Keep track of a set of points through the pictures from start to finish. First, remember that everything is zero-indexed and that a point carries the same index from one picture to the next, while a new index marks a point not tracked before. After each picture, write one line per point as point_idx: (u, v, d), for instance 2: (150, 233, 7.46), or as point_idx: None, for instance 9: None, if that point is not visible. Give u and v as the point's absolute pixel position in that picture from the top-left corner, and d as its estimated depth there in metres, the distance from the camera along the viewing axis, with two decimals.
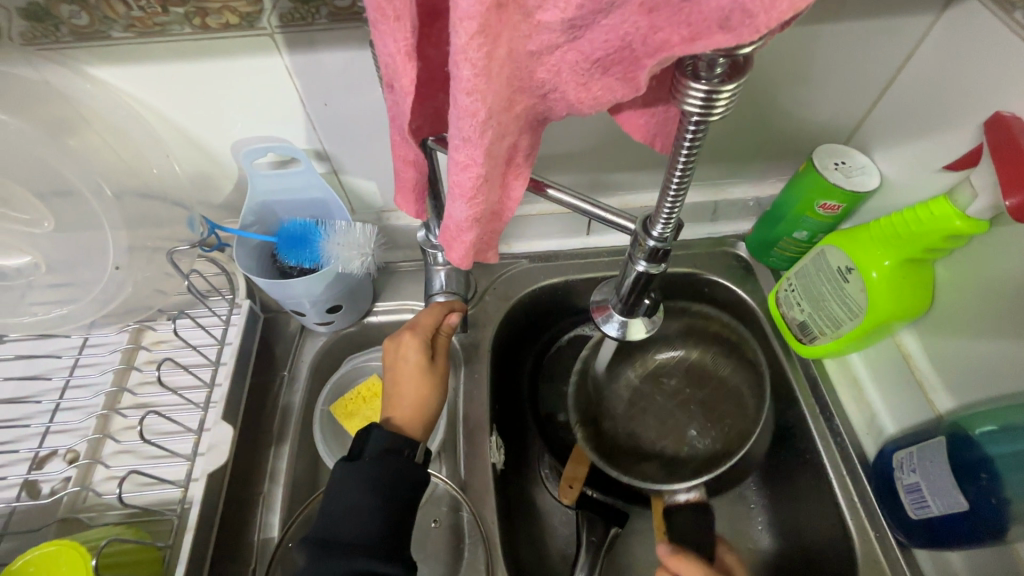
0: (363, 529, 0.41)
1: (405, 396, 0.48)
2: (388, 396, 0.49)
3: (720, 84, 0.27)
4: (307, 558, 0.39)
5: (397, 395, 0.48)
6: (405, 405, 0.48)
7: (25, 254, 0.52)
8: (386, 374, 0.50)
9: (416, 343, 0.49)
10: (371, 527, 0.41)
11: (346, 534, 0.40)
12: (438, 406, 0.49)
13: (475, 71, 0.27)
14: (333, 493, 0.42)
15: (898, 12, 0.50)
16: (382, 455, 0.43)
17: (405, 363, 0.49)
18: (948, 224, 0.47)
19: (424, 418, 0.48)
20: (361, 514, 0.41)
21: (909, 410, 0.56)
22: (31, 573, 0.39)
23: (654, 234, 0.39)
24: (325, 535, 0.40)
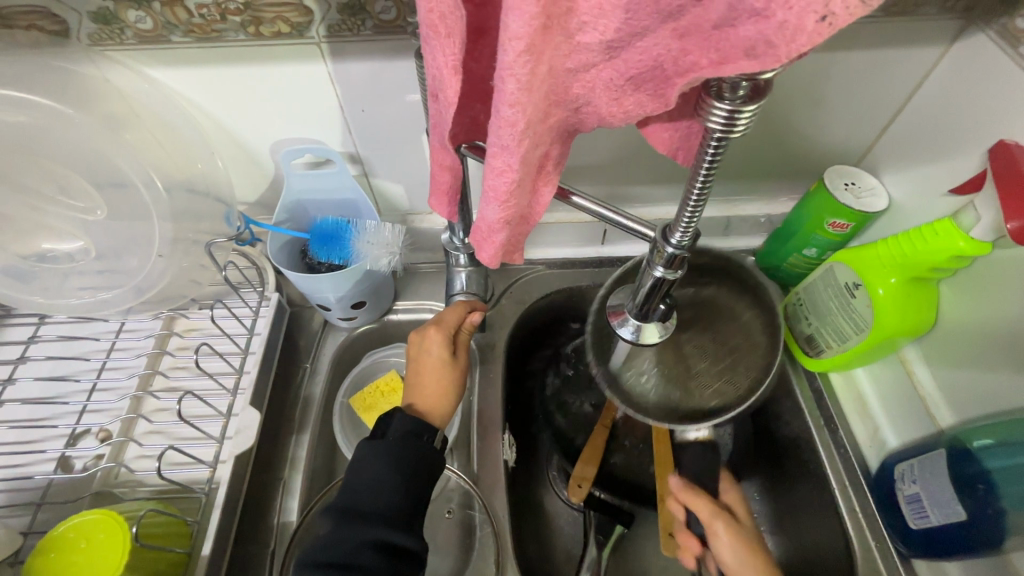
0: (386, 504, 0.43)
1: (427, 388, 0.50)
2: (411, 388, 0.51)
3: (742, 104, 0.30)
4: (331, 525, 0.42)
5: (419, 386, 0.51)
6: (428, 397, 0.50)
7: (78, 240, 0.55)
8: (410, 368, 0.52)
9: (440, 338, 0.52)
10: (392, 500, 0.43)
11: (369, 505, 0.43)
12: (457, 399, 0.51)
13: (519, 86, 0.29)
14: (356, 469, 0.44)
15: (911, 42, 0.53)
16: (402, 437, 0.45)
17: (430, 359, 0.51)
18: (952, 245, 0.49)
19: (444, 409, 0.50)
20: (383, 489, 0.43)
21: (911, 424, 0.58)
22: (71, 539, 0.42)
23: (672, 241, 0.41)
24: (349, 505, 0.43)
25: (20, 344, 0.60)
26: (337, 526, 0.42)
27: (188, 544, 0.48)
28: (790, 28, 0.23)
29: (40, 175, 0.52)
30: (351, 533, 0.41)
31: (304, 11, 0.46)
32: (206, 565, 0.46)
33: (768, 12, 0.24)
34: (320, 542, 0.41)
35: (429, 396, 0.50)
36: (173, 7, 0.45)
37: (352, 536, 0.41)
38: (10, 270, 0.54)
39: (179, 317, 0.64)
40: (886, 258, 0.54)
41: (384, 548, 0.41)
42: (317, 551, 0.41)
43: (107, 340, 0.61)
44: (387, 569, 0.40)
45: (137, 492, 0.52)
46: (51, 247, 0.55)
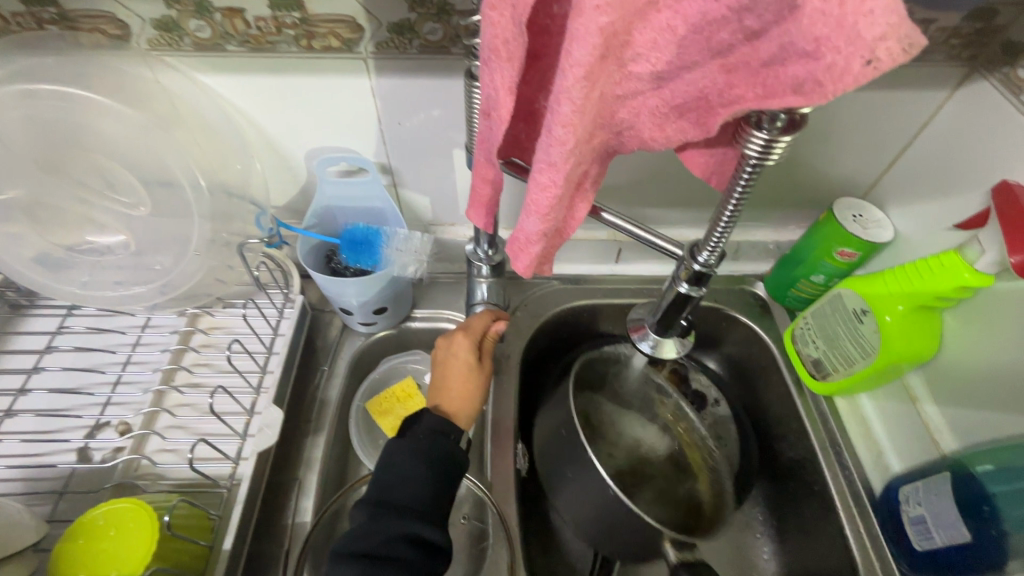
0: (418, 499, 0.46)
1: (456, 389, 0.55)
2: (440, 390, 0.55)
3: (779, 135, 0.32)
4: (368, 514, 0.45)
5: (446, 387, 0.55)
6: (454, 399, 0.55)
7: (118, 234, 0.57)
8: (439, 370, 0.57)
9: (467, 343, 0.57)
10: (422, 494, 0.46)
11: (401, 498, 0.46)
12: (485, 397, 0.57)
13: (573, 108, 0.31)
14: (390, 461, 0.48)
15: (919, 85, 0.56)
16: (429, 435, 0.49)
17: (459, 361, 0.56)
18: (958, 276, 0.52)
19: (471, 409, 0.55)
20: (415, 481, 0.46)
21: (915, 449, 0.60)
22: (101, 526, 0.43)
23: (699, 259, 0.44)
24: (384, 498, 0.46)
25: (47, 335, 0.61)
26: (371, 519, 0.45)
27: (211, 538, 0.48)
28: (838, 69, 0.26)
29: (89, 171, 0.54)
30: (386, 524, 0.44)
31: (356, 28, 0.49)
32: (227, 560, 0.47)
33: (817, 54, 0.26)
34: (357, 531, 0.44)
35: (459, 398, 0.55)
36: (233, 19, 0.47)
37: (386, 525, 0.44)
38: (45, 260, 0.55)
39: (203, 314, 0.65)
40: (893, 286, 0.58)
41: (412, 539, 0.44)
42: (351, 541, 0.44)
43: (133, 334, 0.63)
44: (418, 560, 0.43)
45: (158, 485, 0.53)
46: (92, 239, 0.57)
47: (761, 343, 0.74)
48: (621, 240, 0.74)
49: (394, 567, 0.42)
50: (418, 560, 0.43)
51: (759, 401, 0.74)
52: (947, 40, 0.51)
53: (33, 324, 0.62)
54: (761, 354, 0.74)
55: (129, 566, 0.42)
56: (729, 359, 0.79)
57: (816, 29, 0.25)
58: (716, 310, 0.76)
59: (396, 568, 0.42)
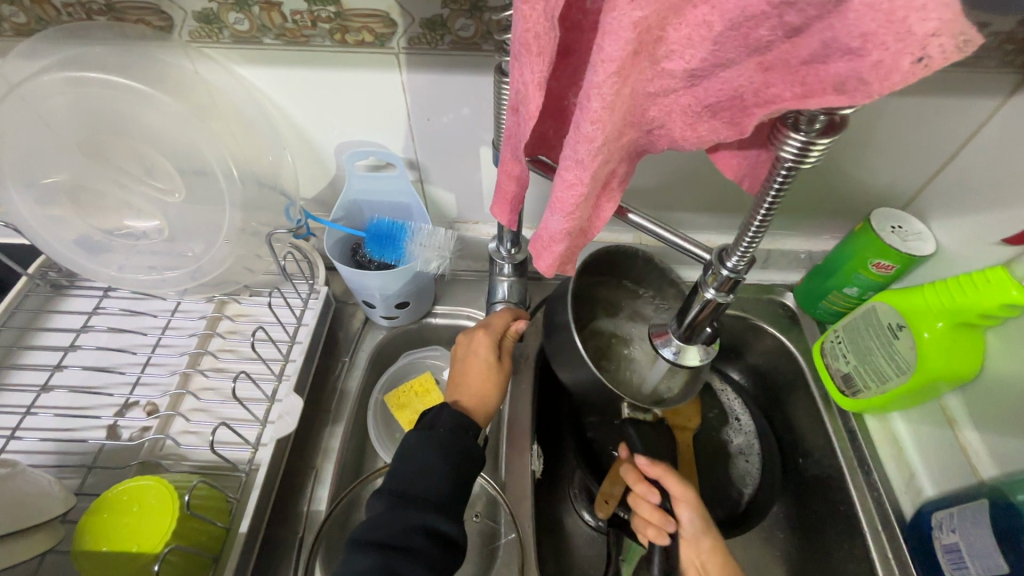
0: (437, 489, 0.46)
1: (474, 387, 0.56)
2: (458, 387, 0.56)
3: (817, 137, 0.31)
4: (386, 505, 0.45)
5: (463, 385, 0.56)
6: (471, 398, 0.56)
7: (154, 219, 0.59)
8: (459, 367, 0.58)
9: (486, 342, 0.57)
10: (439, 487, 0.46)
11: (419, 489, 0.46)
12: (502, 395, 0.57)
13: (603, 104, 0.30)
14: (409, 454, 0.48)
15: (968, 92, 0.54)
16: (449, 429, 0.49)
17: (477, 360, 0.57)
18: (1004, 293, 0.50)
19: (487, 407, 0.56)
20: (430, 473, 0.46)
21: (950, 474, 0.57)
22: (125, 501, 0.45)
23: (728, 264, 0.42)
24: (401, 488, 0.46)
25: (83, 315, 0.64)
26: (389, 508, 0.45)
27: (228, 519, 0.49)
28: (885, 67, 0.25)
29: (130, 157, 0.56)
30: (403, 514, 0.45)
31: (389, 23, 0.49)
32: (244, 543, 0.48)
33: (863, 51, 0.25)
34: (375, 520, 0.45)
35: (475, 394, 0.56)
36: (271, 12, 0.48)
37: (404, 517, 0.44)
38: (86, 242, 0.58)
39: (231, 301, 0.67)
40: (932, 302, 0.55)
41: (430, 531, 0.44)
42: (370, 530, 0.44)
43: (163, 318, 0.65)
44: (435, 552, 0.44)
45: (180, 465, 0.54)
46: (129, 224, 0.59)
47: (789, 355, 0.72)
48: (646, 244, 0.73)
49: (408, 556, 0.43)
50: (435, 552, 0.44)
51: (787, 415, 0.72)
52: (999, 44, 0.49)
53: (72, 305, 0.65)
54: (789, 367, 0.72)
55: (149, 541, 0.43)
56: (754, 369, 0.77)
57: (863, 24, 0.24)
58: (743, 319, 0.74)
59: (413, 558, 0.43)
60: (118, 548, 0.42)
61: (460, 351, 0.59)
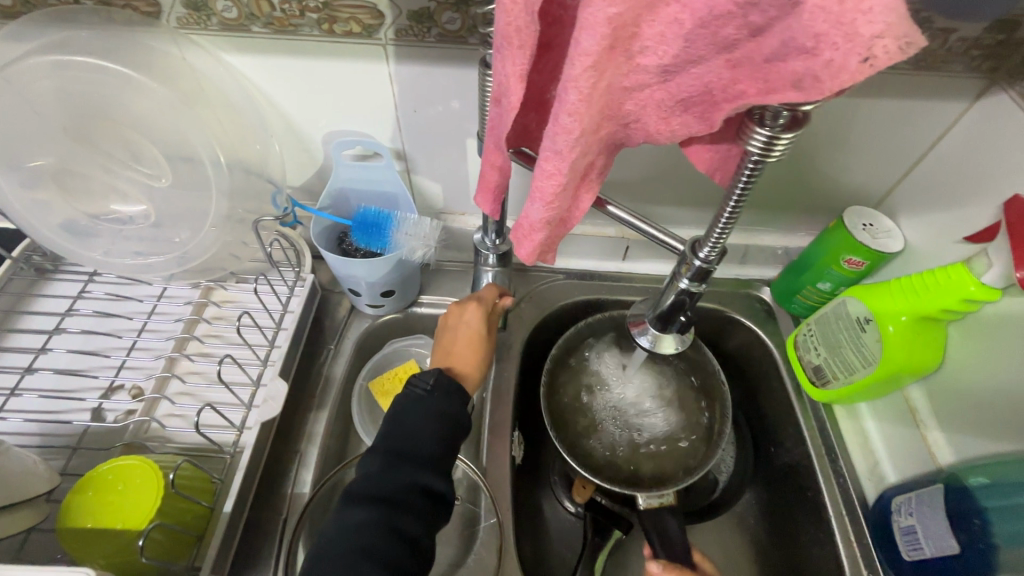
0: (427, 448, 0.48)
1: (464, 353, 0.60)
2: (449, 353, 0.61)
3: (781, 132, 0.32)
4: (381, 464, 0.46)
5: (452, 351, 0.61)
6: (461, 362, 0.60)
7: (140, 204, 0.59)
8: (449, 335, 0.62)
9: (477, 312, 0.62)
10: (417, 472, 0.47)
11: (411, 448, 0.48)
12: (490, 362, 0.62)
13: (580, 98, 0.31)
14: (400, 413, 0.50)
15: (936, 96, 0.56)
16: (442, 394, 0.51)
17: (470, 330, 0.62)
18: (964, 289, 0.52)
19: (476, 370, 0.60)
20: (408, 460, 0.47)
21: (911, 461, 0.60)
22: (109, 480, 0.45)
23: (700, 255, 0.44)
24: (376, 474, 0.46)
25: (68, 299, 0.64)
26: (383, 467, 0.46)
27: (212, 499, 0.50)
28: (835, 66, 0.26)
29: (116, 141, 0.56)
30: (396, 474, 0.46)
31: (376, 14, 0.50)
32: (227, 522, 0.48)
33: (816, 50, 0.27)
34: (369, 478, 0.46)
35: (466, 361, 0.60)
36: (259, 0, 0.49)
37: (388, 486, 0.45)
38: (72, 226, 0.58)
39: (217, 288, 0.67)
40: (897, 297, 0.57)
41: (422, 488, 0.46)
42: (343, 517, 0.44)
43: (149, 303, 0.65)
44: (425, 507, 0.46)
45: (165, 447, 0.55)
46: (116, 209, 0.59)
47: (764, 347, 0.74)
48: (629, 238, 0.75)
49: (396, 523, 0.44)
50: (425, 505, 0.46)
51: (760, 406, 0.75)
52: (966, 50, 0.51)
53: (57, 288, 0.65)
54: (764, 359, 0.75)
55: (134, 518, 0.43)
56: (731, 362, 0.80)
57: (817, 24, 0.26)
58: (719, 311, 0.77)
59: (408, 513, 0.45)
60: (100, 525, 0.43)
61: (450, 321, 0.64)
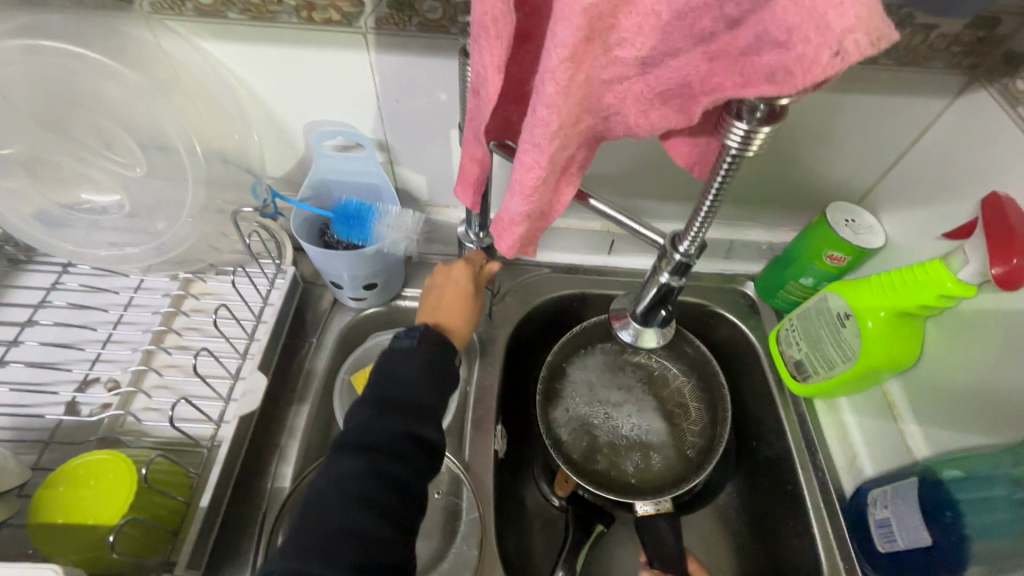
0: (416, 406, 0.48)
1: (451, 310, 0.61)
2: (437, 310, 0.62)
3: (758, 127, 0.32)
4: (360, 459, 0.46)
5: (440, 309, 0.61)
6: (449, 321, 0.61)
7: (115, 194, 0.58)
8: (437, 292, 0.63)
9: (465, 271, 0.63)
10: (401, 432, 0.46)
11: (402, 397, 0.48)
12: (476, 321, 0.63)
13: (557, 89, 0.31)
14: (392, 364, 0.50)
15: (918, 92, 0.56)
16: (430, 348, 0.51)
17: (457, 288, 0.62)
18: (941, 285, 0.52)
19: (463, 327, 0.61)
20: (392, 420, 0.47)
21: (888, 454, 0.60)
22: (81, 474, 0.44)
23: (681, 250, 0.44)
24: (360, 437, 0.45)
25: (42, 291, 0.62)
26: (373, 415, 0.47)
27: (188, 494, 0.49)
28: (807, 60, 0.26)
29: (88, 129, 0.55)
30: (380, 430, 0.46)
31: (356, 2, 0.49)
32: (203, 517, 0.48)
33: (788, 44, 0.27)
34: (361, 426, 0.46)
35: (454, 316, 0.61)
36: None
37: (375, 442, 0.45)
38: (46, 216, 0.57)
39: (196, 280, 0.66)
40: (877, 293, 0.57)
41: (414, 437, 0.46)
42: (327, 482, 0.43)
43: (125, 295, 0.64)
44: (418, 456, 0.46)
45: (142, 441, 0.54)
46: (89, 198, 0.58)
47: (746, 342, 0.75)
48: (614, 232, 0.75)
49: None
50: (418, 455, 0.46)
51: (742, 401, 0.76)
52: (947, 46, 0.51)
53: (29, 279, 0.63)
54: (746, 353, 0.75)
55: (107, 513, 0.43)
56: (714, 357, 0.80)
57: (789, 17, 0.26)
58: (703, 306, 0.78)
59: (393, 471, 0.44)
60: (72, 520, 0.42)
61: (438, 279, 0.64)
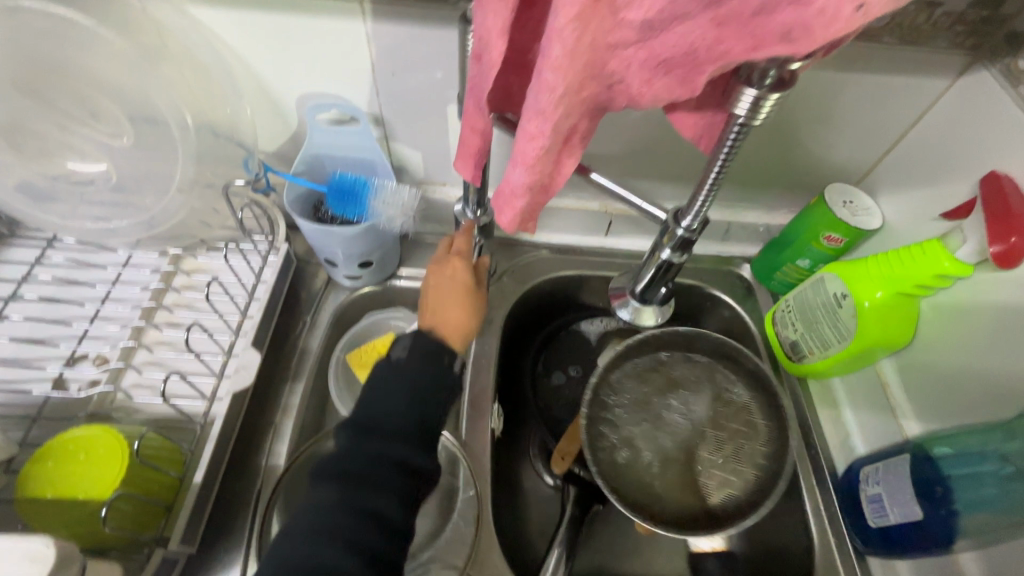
0: (398, 429, 0.47)
1: (451, 313, 0.56)
2: (434, 315, 0.56)
3: (768, 93, 0.32)
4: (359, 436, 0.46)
5: (440, 313, 0.56)
6: (450, 325, 0.56)
7: (100, 163, 0.57)
8: (432, 295, 0.58)
9: (460, 267, 0.59)
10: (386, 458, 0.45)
11: (382, 423, 0.47)
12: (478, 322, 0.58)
13: (564, 51, 0.30)
14: (376, 387, 0.49)
15: (921, 72, 0.56)
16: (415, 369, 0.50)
17: (455, 287, 0.58)
18: (938, 264, 0.53)
19: (465, 332, 0.56)
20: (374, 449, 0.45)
21: (880, 432, 0.61)
22: (71, 450, 0.43)
23: (683, 225, 0.43)
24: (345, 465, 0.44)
25: (25, 266, 0.61)
26: (353, 440, 0.46)
27: (182, 469, 0.49)
28: (828, 14, 0.27)
29: (72, 96, 0.53)
30: (361, 452, 0.45)
31: None
32: (197, 493, 0.47)
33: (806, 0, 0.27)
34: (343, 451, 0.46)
35: (454, 317, 0.56)
36: None
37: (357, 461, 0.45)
38: (29, 188, 0.55)
39: (186, 256, 0.65)
40: (874, 272, 0.58)
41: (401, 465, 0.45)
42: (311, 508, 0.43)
43: (113, 270, 0.62)
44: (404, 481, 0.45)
45: (132, 418, 0.53)
46: (73, 167, 0.57)
47: (742, 324, 0.75)
48: (612, 212, 0.75)
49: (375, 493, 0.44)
50: (405, 484, 0.45)
51: None
52: (950, 25, 0.51)
53: (12, 254, 0.61)
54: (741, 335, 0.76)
55: (98, 488, 0.42)
56: None
57: None
58: (699, 287, 0.78)
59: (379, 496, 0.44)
60: (62, 494, 0.41)
61: (432, 282, 0.60)
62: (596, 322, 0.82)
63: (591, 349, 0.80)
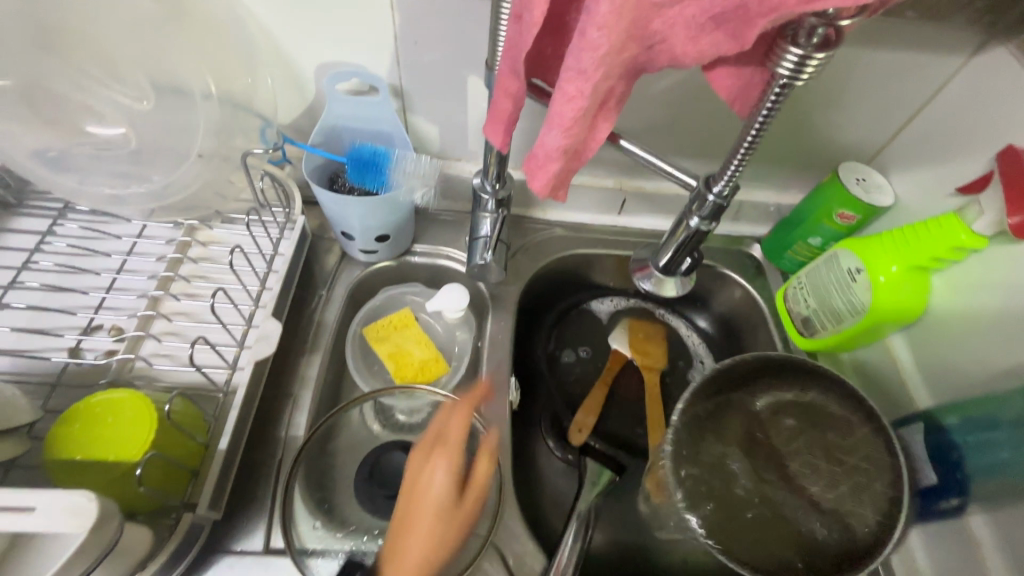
0: None
1: (416, 544, 0.48)
2: (403, 529, 0.49)
3: (814, 52, 0.33)
4: None
5: (403, 545, 0.49)
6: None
7: (118, 127, 0.55)
8: (406, 498, 0.51)
9: (445, 475, 0.52)
10: None
11: None
12: (456, 547, 0.51)
13: (612, 7, 0.31)
14: None
15: (938, 49, 0.56)
16: None
17: (432, 508, 0.50)
18: (955, 237, 0.54)
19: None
20: None
21: (890, 404, 0.63)
22: (99, 413, 0.43)
23: (714, 191, 0.44)
24: None
25: (36, 235, 0.59)
26: None
27: (206, 436, 0.48)
28: None
29: (89, 59, 0.52)
30: None
31: None
32: (223, 459, 0.47)
33: None
34: None
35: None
36: None
37: None
38: (44, 153, 0.53)
39: (201, 228, 0.64)
40: (889, 248, 0.59)
41: None
42: None
43: (127, 242, 0.61)
44: None
45: (152, 387, 0.53)
46: (89, 130, 0.54)
47: (752, 302, 0.76)
48: (626, 190, 0.75)
49: None
50: None
51: None
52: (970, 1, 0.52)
53: (21, 223, 0.60)
54: (752, 313, 0.77)
55: (126, 450, 0.41)
56: (719, 318, 0.82)
57: None
58: (710, 266, 0.78)
59: None
60: (90, 457, 0.41)
61: (413, 468, 0.54)
62: (608, 301, 0.83)
63: (603, 327, 0.81)
